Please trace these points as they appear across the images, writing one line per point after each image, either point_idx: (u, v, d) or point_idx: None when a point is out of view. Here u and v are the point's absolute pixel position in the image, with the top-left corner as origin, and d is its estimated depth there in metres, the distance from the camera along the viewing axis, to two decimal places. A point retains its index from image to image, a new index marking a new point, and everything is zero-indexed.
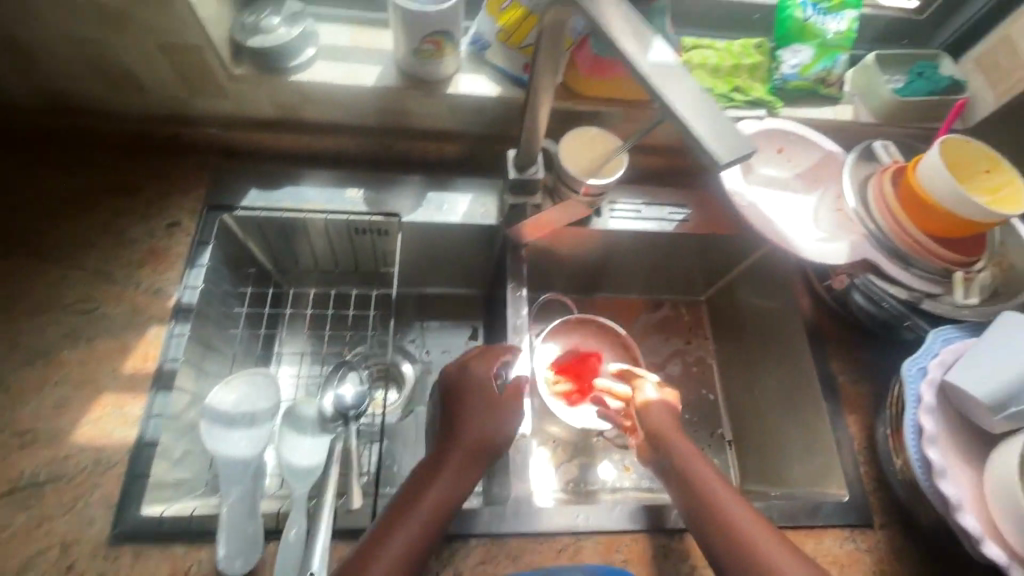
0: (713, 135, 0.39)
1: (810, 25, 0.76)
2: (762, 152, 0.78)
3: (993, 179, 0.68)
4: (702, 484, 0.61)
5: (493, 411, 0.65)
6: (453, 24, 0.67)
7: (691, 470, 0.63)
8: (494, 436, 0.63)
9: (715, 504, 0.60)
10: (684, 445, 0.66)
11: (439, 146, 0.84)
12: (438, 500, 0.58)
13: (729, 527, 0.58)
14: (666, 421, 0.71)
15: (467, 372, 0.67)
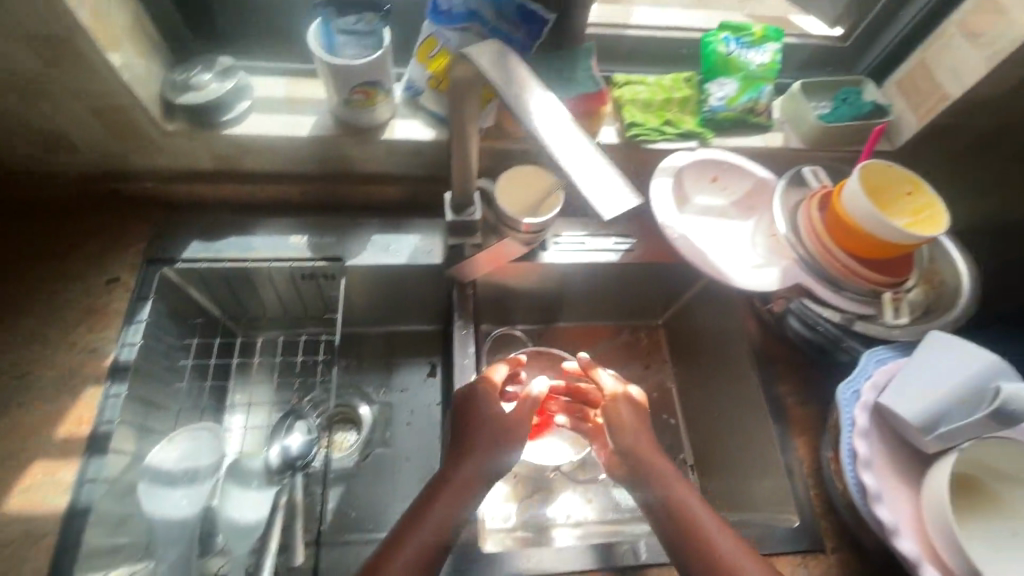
0: (593, 190, 0.42)
1: (733, 58, 0.79)
2: (695, 182, 0.79)
3: (916, 201, 0.70)
4: (681, 501, 0.63)
5: (502, 430, 0.65)
6: (380, 76, 0.68)
7: (666, 479, 0.65)
8: (502, 458, 0.64)
9: (692, 522, 0.61)
10: (661, 458, 0.66)
11: (380, 189, 0.84)
12: (446, 522, 0.60)
13: (704, 546, 0.59)
14: (638, 425, 0.69)
15: (484, 391, 0.67)
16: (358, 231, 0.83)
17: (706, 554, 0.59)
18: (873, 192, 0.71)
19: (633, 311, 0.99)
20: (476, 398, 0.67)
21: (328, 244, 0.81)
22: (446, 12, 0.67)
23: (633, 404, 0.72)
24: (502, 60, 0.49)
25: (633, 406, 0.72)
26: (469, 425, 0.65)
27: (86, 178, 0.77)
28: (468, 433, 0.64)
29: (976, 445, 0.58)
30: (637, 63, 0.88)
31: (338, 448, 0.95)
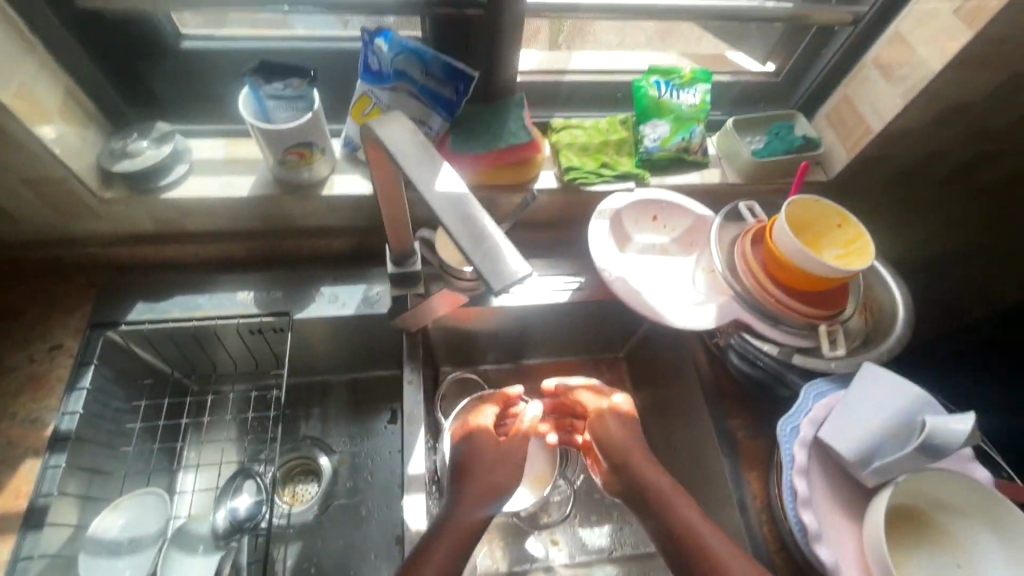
0: (486, 260, 0.41)
1: (664, 101, 0.82)
2: (636, 221, 0.80)
3: (846, 233, 0.72)
4: (674, 510, 0.62)
5: (503, 457, 0.68)
6: (313, 136, 0.70)
7: (659, 489, 0.64)
8: (504, 482, 0.66)
9: (690, 532, 0.61)
10: (653, 468, 0.66)
11: (327, 242, 0.86)
12: (454, 554, 0.59)
13: (706, 557, 0.59)
14: (624, 435, 0.69)
15: (481, 431, 0.71)
16: (307, 285, 0.83)
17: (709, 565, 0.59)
18: (802, 226, 0.73)
19: (598, 346, 1.01)
20: (473, 436, 0.70)
21: (276, 298, 0.82)
22: (377, 71, 0.68)
23: (620, 414, 0.71)
24: (409, 131, 0.49)
25: (620, 417, 0.71)
26: (471, 458, 0.68)
27: (28, 243, 0.77)
28: (471, 465, 0.67)
29: (911, 478, 0.58)
30: (578, 106, 0.89)
31: (298, 501, 0.94)
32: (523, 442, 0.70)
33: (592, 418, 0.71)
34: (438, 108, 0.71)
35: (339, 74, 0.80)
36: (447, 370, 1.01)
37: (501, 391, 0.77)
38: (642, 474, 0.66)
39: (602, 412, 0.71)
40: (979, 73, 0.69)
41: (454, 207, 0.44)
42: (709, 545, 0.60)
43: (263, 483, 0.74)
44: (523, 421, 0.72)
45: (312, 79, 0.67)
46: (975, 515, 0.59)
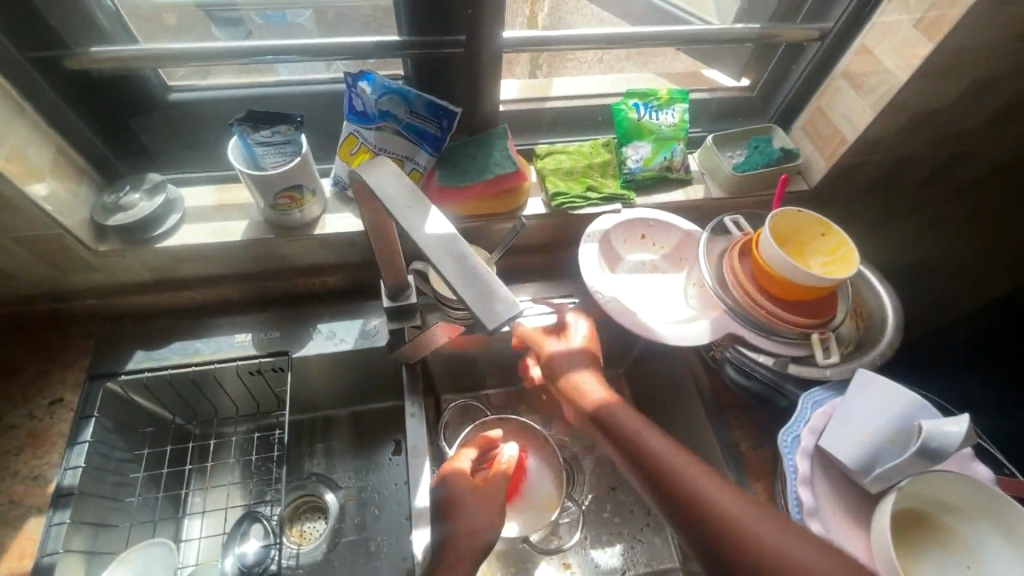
0: (480, 303, 0.42)
1: (643, 123, 0.84)
2: (626, 241, 0.82)
3: (830, 241, 0.73)
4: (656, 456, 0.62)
5: (482, 501, 0.72)
6: (302, 179, 0.71)
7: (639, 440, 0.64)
8: (488, 522, 0.70)
9: (692, 494, 0.58)
10: (640, 429, 0.65)
11: (324, 279, 0.87)
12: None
13: (710, 517, 0.56)
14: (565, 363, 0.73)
15: (460, 475, 0.75)
16: (304, 323, 0.84)
17: (716, 528, 0.56)
18: (786, 237, 0.75)
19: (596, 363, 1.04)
20: (453, 479, 0.74)
21: (274, 338, 0.83)
22: (362, 111, 0.70)
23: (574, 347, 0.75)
24: (397, 176, 0.50)
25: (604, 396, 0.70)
26: (452, 498, 0.72)
27: (26, 299, 0.78)
28: (453, 509, 0.71)
29: (914, 483, 0.59)
30: (561, 131, 0.91)
31: (306, 539, 0.93)
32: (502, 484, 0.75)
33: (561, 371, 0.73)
34: (424, 144, 0.73)
35: (325, 116, 0.82)
36: (447, 397, 1.02)
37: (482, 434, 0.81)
38: (637, 445, 0.64)
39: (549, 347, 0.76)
40: (944, 80, 0.71)
41: (440, 252, 0.45)
42: (712, 507, 0.57)
43: (271, 526, 0.75)
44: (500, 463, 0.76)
45: (299, 124, 0.69)
46: (980, 516, 0.59)
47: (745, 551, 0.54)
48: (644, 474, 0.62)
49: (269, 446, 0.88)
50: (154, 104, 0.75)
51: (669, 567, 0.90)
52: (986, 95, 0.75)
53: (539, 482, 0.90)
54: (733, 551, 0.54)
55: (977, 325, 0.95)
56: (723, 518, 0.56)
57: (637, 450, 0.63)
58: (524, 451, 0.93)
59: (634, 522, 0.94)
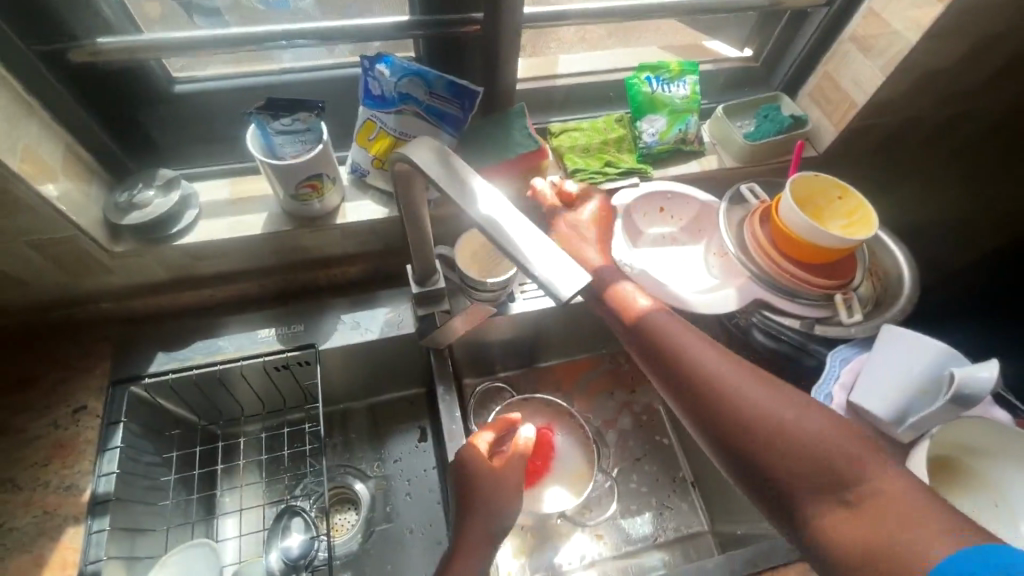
0: (548, 272, 0.42)
1: (657, 96, 0.84)
2: (646, 215, 0.82)
3: (847, 203, 0.75)
4: (698, 355, 0.55)
5: (499, 480, 0.69)
6: (324, 167, 0.70)
7: (679, 337, 0.57)
8: (506, 502, 0.67)
9: (708, 379, 0.54)
10: (685, 329, 0.58)
11: (343, 269, 0.86)
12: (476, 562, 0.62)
13: (730, 407, 0.52)
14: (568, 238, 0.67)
15: (474, 453, 0.70)
16: (327, 315, 0.83)
17: (739, 417, 0.52)
18: (804, 201, 0.77)
19: (613, 338, 1.06)
20: (468, 458, 0.70)
21: (298, 332, 0.82)
22: (380, 95, 0.69)
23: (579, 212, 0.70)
24: (441, 157, 0.51)
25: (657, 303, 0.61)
26: (471, 478, 0.69)
27: (38, 306, 0.75)
28: (471, 491, 0.67)
29: (943, 429, 0.62)
30: (572, 109, 0.91)
31: (339, 531, 0.93)
32: (519, 465, 0.71)
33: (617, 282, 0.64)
34: (445, 125, 0.72)
35: (337, 103, 0.80)
36: (469, 381, 1.02)
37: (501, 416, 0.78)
38: (659, 336, 0.57)
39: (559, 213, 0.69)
40: (951, 40, 0.73)
41: (500, 228, 0.45)
42: (736, 397, 0.52)
43: (312, 519, 0.75)
44: (520, 442, 0.73)
45: (320, 111, 0.67)
46: (1006, 455, 0.62)
47: (766, 435, 0.51)
48: (676, 372, 0.56)
49: (298, 440, 0.88)
50: (161, 97, 0.72)
51: (698, 530, 0.93)
52: (987, 54, 0.77)
53: (566, 458, 0.92)
54: (753, 435, 0.51)
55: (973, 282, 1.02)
56: (747, 407, 0.52)
57: (658, 339, 0.57)
58: (551, 428, 0.94)
59: (660, 489, 0.96)
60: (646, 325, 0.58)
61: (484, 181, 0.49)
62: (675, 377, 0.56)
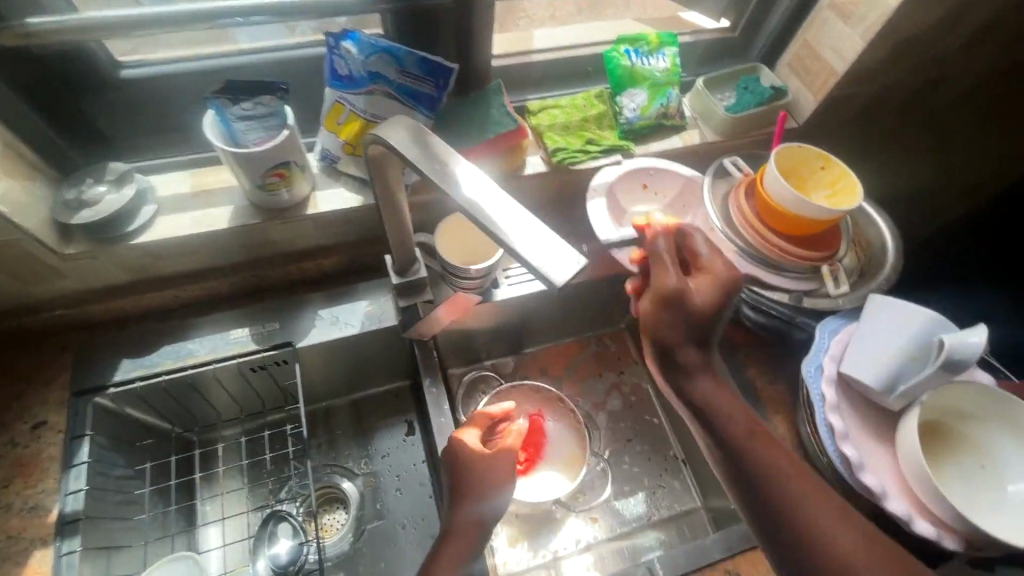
0: (538, 255, 0.39)
1: (636, 70, 0.81)
2: (629, 193, 0.81)
3: (830, 173, 0.74)
4: (784, 482, 0.53)
5: (489, 465, 0.66)
6: (292, 154, 0.65)
7: (765, 463, 0.55)
8: (496, 491, 0.65)
9: (793, 513, 0.52)
10: (775, 454, 0.55)
11: (318, 263, 0.82)
12: (469, 547, 0.60)
13: (813, 545, 0.51)
14: (682, 321, 0.57)
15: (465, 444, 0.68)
16: (303, 311, 0.79)
17: (825, 564, 0.50)
18: (788, 173, 0.76)
19: (600, 320, 1.05)
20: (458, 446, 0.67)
21: (274, 331, 0.78)
22: (347, 75, 0.65)
23: (706, 290, 0.58)
24: (416, 136, 0.48)
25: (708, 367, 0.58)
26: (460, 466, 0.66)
27: None
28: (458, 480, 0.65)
29: (932, 396, 0.62)
30: (549, 86, 0.87)
31: (329, 532, 0.90)
32: (510, 455, 0.68)
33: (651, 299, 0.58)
34: (419, 106, 0.68)
35: (303, 86, 0.75)
36: (456, 371, 1.00)
37: (488, 407, 0.74)
38: (734, 449, 0.56)
39: (686, 291, 0.57)
40: (929, 4, 0.72)
41: (484, 210, 0.42)
42: (827, 541, 0.51)
43: (299, 523, 0.72)
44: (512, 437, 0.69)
45: (283, 94, 0.63)
46: (992, 419, 0.63)
47: None
48: (756, 496, 0.54)
49: (281, 442, 0.84)
50: (105, 84, 0.66)
51: (692, 507, 0.93)
52: (963, 18, 0.77)
53: (557, 444, 0.91)
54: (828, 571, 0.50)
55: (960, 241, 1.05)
56: (834, 556, 0.50)
57: (743, 459, 0.55)
58: (542, 414, 0.93)
59: (653, 468, 0.95)
60: (723, 435, 0.56)
61: (465, 161, 0.46)
62: (759, 506, 0.54)
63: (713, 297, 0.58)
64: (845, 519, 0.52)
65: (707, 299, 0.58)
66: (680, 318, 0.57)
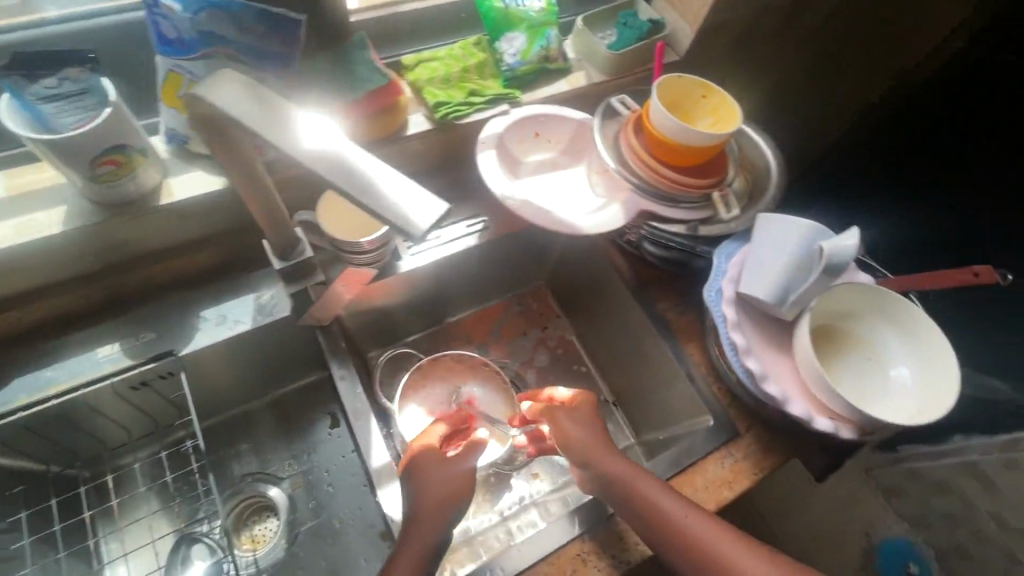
0: (395, 206, 0.36)
1: (512, 11, 0.78)
2: (521, 143, 0.78)
3: (711, 101, 0.75)
4: (653, 503, 0.61)
5: (449, 468, 0.63)
6: (126, 137, 0.56)
7: (637, 489, 0.63)
8: (459, 493, 0.62)
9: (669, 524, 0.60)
10: (647, 479, 0.63)
11: (191, 259, 0.74)
12: (434, 533, 0.59)
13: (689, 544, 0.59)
14: (581, 429, 0.69)
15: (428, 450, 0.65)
16: (181, 313, 0.71)
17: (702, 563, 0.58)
18: (672, 106, 0.76)
19: (517, 279, 1.03)
20: (422, 455, 0.64)
21: (150, 341, 0.69)
22: (176, 39, 0.57)
23: (580, 413, 0.71)
24: (244, 89, 0.41)
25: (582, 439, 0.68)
26: (420, 466, 0.64)
27: None
28: (421, 486, 0.61)
29: (818, 300, 0.66)
30: (425, 38, 0.81)
31: (260, 542, 0.84)
32: (471, 454, 0.66)
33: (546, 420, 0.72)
34: (269, 67, 0.60)
35: (131, 57, 0.65)
36: (374, 354, 0.95)
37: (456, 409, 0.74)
38: (671, 529, 0.60)
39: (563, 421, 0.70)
40: None
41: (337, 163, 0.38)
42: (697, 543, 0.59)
43: (215, 541, 0.68)
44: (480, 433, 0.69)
45: (93, 64, 0.54)
46: (872, 313, 0.68)
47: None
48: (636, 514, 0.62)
49: (184, 460, 0.77)
50: None
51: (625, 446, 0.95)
52: None
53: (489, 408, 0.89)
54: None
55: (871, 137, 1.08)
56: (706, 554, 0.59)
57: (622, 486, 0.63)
58: (466, 382, 0.91)
59: None
60: (660, 519, 0.61)
61: (307, 113, 0.41)
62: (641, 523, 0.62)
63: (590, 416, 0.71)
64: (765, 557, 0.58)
65: (584, 416, 0.71)
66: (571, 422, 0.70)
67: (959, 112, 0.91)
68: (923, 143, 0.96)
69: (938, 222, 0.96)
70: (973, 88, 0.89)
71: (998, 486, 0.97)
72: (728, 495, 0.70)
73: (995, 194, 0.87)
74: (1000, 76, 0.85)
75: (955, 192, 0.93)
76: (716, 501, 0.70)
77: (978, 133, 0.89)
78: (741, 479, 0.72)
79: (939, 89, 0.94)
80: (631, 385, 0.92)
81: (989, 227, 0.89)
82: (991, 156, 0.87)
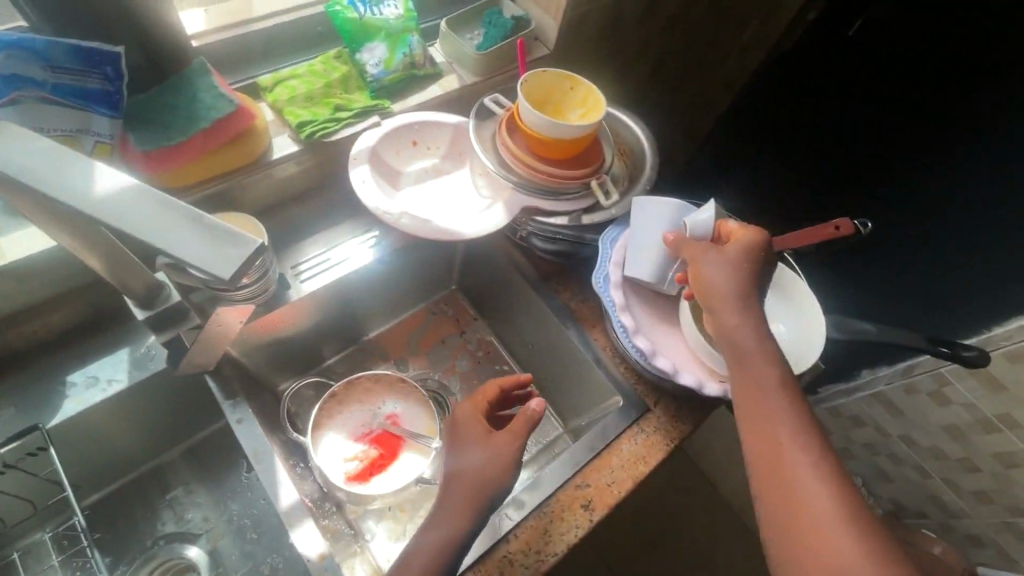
0: (197, 252, 0.36)
1: (367, 21, 0.77)
2: (400, 153, 0.77)
3: (579, 93, 0.77)
4: (757, 384, 0.54)
5: (489, 446, 0.59)
6: None
7: (751, 367, 0.54)
8: (491, 479, 0.57)
9: (766, 407, 0.53)
10: (765, 362, 0.54)
11: (46, 321, 0.67)
12: (469, 510, 0.56)
13: (773, 440, 0.51)
14: (726, 274, 0.57)
15: (470, 427, 0.63)
16: (46, 382, 0.66)
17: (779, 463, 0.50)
18: (542, 101, 0.77)
19: (428, 288, 1.02)
20: (466, 426, 0.63)
21: (12, 418, 0.64)
22: None
23: (730, 255, 0.58)
24: (30, 137, 0.39)
25: (733, 259, 0.58)
26: (459, 441, 0.62)
27: None
28: (458, 457, 0.60)
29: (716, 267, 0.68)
30: (284, 56, 0.80)
31: None
32: (517, 435, 0.60)
33: (690, 250, 0.61)
34: (93, 106, 0.57)
35: None
36: (285, 386, 0.90)
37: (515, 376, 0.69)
38: (763, 414, 0.52)
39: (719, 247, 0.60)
40: None
41: (125, 212, 0.37)
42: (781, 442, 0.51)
43: None
44: (532, 402, 0.61)
45: None
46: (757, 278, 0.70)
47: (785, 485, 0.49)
48: (741, 386, 0.55)
49: (76, 539, 0.70)
50: None
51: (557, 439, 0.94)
52: None
53: (411, 422, 0.86)
54: (791, 510, 0.48)
55: (811, 111, 1.00)
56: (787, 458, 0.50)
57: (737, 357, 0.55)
58: (387, 403, 0.87)
59: None
60: (757, 402, 0.53)
61: (95, 165, 0.38)
62: (743, 397, 0.54)
63: (744, 249, 0.59)
64: (839, 495, 0.48)
65: (737, 254, 0.58)
66: (714, 267, 0.58)
67: (934, 110, 0.84)
68: (898, 140, 0.90)
69: (936, 219, 0.90)
70: (947, 83, 0.81)
71: (904, 410, 1.04)
72: (643, 470, 0.72)
73: (992, 191, 0.81)
74: (974, 67, 0.78)
75: (946, 187, 0.87)
76: (633, 477, 0.72)
77: (955, 127, 0.83)
78: (655, 452, 0.74)
79: (915, 86, 0.85)
80: (551, 378, 0.93)
81: (1001, 224, 0.81)
82: (975, 150, 0.82)
